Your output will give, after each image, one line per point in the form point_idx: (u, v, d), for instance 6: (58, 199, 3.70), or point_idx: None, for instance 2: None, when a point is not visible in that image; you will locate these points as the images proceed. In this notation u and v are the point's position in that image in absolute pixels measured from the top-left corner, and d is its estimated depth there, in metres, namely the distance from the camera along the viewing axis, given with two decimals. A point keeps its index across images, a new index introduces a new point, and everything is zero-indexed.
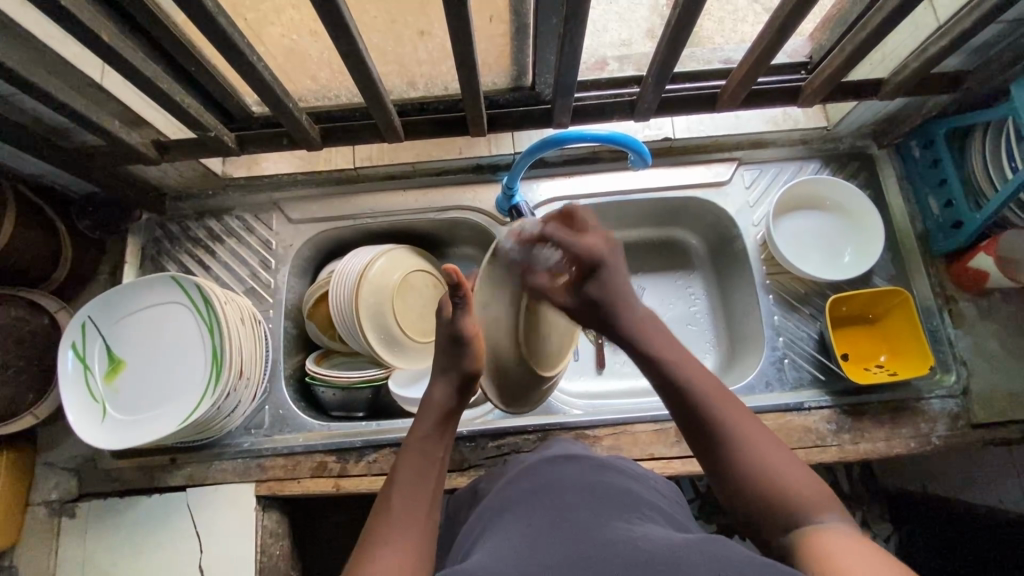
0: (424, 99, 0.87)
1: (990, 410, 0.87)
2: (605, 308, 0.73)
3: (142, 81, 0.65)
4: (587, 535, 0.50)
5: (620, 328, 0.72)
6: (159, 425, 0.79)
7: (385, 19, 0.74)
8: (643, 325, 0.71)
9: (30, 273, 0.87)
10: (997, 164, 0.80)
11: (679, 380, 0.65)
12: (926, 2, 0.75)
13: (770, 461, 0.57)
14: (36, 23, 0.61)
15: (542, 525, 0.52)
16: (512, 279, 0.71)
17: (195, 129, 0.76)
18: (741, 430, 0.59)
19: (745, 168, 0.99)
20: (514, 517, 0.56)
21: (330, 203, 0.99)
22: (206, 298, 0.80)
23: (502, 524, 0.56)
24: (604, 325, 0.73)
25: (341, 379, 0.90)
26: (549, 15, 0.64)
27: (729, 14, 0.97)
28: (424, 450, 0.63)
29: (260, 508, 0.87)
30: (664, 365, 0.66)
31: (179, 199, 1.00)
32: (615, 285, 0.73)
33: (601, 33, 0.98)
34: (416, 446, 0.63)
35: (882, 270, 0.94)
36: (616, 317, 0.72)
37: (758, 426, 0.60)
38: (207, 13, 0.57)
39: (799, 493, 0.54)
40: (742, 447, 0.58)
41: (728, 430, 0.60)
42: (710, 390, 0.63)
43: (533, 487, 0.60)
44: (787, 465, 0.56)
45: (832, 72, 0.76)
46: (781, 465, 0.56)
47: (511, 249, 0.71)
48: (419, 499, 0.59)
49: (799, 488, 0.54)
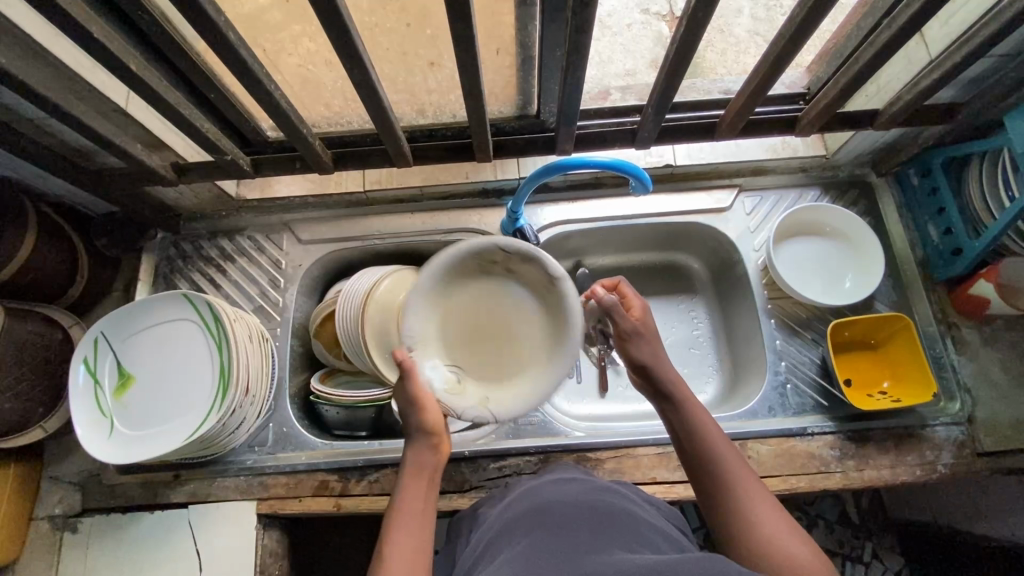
0: (433, 126, 0.89)
1: (997, 439, 0.86)
2: (651, 346, 0.74)
3: (165, 107, 0.68)
4: (583, 560, 0.49)
5: (651, 370, 0.73)
6: (163, 442, 0.80)
7: (396, 51, 0.80)
8: (667, 369, 0.73)
9: (45, 290, 0.90)
10: (995, 193, 0.82)
11: (690, 429, 0.68)
12: (917, 37, 0.78)
13: (762, 518, 0.60)
14: (69, 52, 0.65)
15: (541, 542, 0.53)
16: (496, 279, 0.76)
17: (213, 153, 0.79)
18: (737, 480, 0.63)
19: (746, 195, 1.01)
20: (515, 535, 0.56)
21: (340, 224, 1.02)
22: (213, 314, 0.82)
23: (502, 542, 0.56)
24: (643, 361, 0.73)
25: (346, 399, 0.90)
26: (554, 48, 0.67)
27: (731, 46, 1.06)
28: (420, 499, 0.65)
29: (261, 526, 0.87)
30: (677, 407, 0.70)
31: (194, 220, 1.02)
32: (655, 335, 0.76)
33: (608, 64, 1.06)
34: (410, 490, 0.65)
35: (884, 296, 0.95)
36: (659, 355, 0.74)
37: (763, 492, 0.62)
38: (229, 47, 0.60)
39: (795, 553, 0.56)
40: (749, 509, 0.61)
41: (724, 477, 0.64)
42: (724, 454, 0.65)
43: (534, 508, 0.61)
44: (781, 524, 0.59)
45: (828, 104, 0.78)
46: (769, 515, 0.60)
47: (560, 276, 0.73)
48: (413, 545, 0.60)
49: (795, 549, 0.57)
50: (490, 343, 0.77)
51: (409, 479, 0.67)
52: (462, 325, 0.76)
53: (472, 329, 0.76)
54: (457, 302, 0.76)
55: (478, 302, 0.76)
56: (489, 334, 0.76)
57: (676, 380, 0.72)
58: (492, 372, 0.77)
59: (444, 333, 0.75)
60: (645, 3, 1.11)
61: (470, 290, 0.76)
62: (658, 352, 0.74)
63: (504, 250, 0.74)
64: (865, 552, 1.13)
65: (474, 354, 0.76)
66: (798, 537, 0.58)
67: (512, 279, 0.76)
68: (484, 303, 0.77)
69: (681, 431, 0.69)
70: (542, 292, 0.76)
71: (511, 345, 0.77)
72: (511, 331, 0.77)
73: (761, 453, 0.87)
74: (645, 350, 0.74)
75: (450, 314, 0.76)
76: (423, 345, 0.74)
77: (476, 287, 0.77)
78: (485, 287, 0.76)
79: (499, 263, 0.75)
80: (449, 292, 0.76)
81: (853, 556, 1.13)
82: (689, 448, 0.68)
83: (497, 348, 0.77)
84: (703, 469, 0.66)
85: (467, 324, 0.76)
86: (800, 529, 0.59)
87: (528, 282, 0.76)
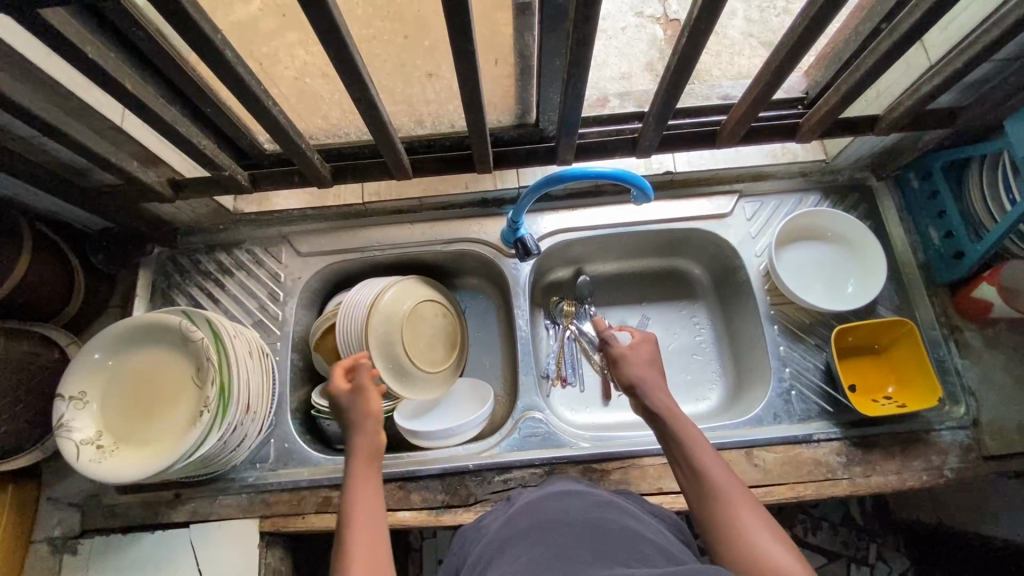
0: (431, 137, 0.87)
1: (1002, 442, 0.86)
2: (634, 369, 0.79)
3: (161, 124, 0.67)
4: None
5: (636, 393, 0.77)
6: (127, 468, 0.73)
7: (394, 63, 0.80)
8: (659, 392, 0.76)
9: (42, 309, 0.88)
10: (995, 196, 0.82)
11: (680, 445, 0.70)
12: (916, 43, 0.78)
13: (749, 532, 0.60)
14: (62, 70, 0.64)
15: (541, 560, 0.52)
16: (151, 339, 0.81)
17: (210, 168, 0.78)
18: (727, 493, 0.64)
19: (746, 201, 1.01)
20: (515, 549, 0.56)
21: (339, 235, 1.01)
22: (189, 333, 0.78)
23: (502, 557, 0.56)
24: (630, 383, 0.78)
25: (348, 414, 0.90)
26: (554, 59, 0.66)
27: (726, 48, 1.06)
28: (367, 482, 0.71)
29: (263, 545, 0.86)
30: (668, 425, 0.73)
31: (191, 234, 1.02)
32: (643, 363, 0.80)
33: (603, 67, 1.05)
34: (358, 502, 0.68)
35: (887, 300, 0.95)
36: (645, 380, 0.78)
37: (751, 506, 0.63)
38: (228, 65, 0.59)
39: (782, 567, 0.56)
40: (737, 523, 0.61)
41: (714, 491, 0.65)
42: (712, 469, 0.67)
43: (533, 523, 0.60)
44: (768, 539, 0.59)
45: (829, 111, 0.77)
46: (757, 525, 0.61)
47: (137, 327, 0.80)
48: (371, 528, 0.65)
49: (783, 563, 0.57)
50: (171, 398, 0.80)
51: (358, 466, 0.72)
52: (129, 404, 0.79)
53: (125, 402, 0.79)
54: (160, 361, 0.81)
55: (148, 371, 0.81)
56: (165, 394, 0.80)
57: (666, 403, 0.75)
58: (183, 416, 0.78)
59: (139, 402, 0.79)
60: (639, 7, 1.11)
61: (98, 376, 0.79)
62: (648, 375, 0.78)
63: (134, 321, 0.80)
64: (870, 553, 1.15)
65: (132, 418, 0.78)
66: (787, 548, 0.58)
67: (153, 337, 0.81)
68: (120, 383, 0.80)
69: (673, 449, 0.71)
70: (165, 337, 0.81)
71: (174, 390, 0.80)
72: (171, 379, 0.80)
73: (767, 460, 0.86)
74: (634, 375, 0.78)
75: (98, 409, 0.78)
76: (89, 445, 0.75)
77: (131, 362, 0.80)
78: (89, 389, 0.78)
79: (155, 329, 0.81)
80: (122, 369, 0.80)
81: (856, 558, 1.15)
82: (682, 465, 0.69)
83: (157, 413, 0.79)
84: (693, 484, 0.67)
85: (128, 405, 0.79)
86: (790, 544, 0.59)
87: (128, 344, 0.80)
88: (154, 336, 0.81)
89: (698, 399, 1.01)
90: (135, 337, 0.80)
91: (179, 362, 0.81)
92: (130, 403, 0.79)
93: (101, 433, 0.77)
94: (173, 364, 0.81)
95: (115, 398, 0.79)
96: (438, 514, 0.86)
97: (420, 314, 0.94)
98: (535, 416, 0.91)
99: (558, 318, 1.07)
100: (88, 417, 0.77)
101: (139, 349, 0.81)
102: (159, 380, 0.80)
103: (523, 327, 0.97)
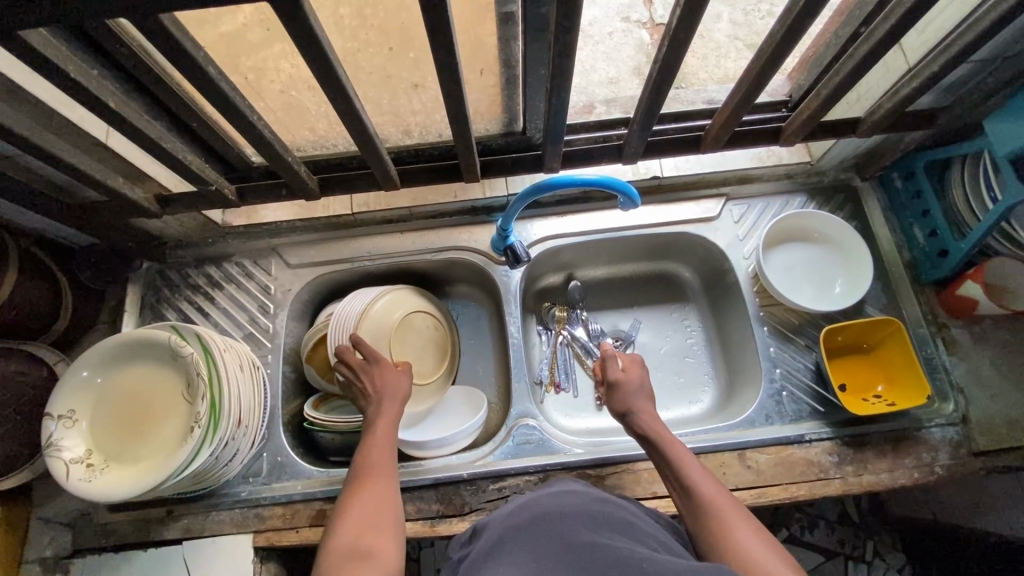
0: (419, 146, 0.88)
1: (992, 438, 0.87)
2: (621, 394, 0.81)
3: (146, 141, 0.67)
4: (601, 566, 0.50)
5: (628, 413, 0.80)
6: (118, 487, 0.73)
7: (379, 75, 0.79)
8: (649, 419, 0.78)
9: (30, 327, 0.88)
10: (976, 195, 0.83)
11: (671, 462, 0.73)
12: (895, 46, 0.79)
13: (743, 540, 0.62)
14: (45, 89, 0.64)
15: (557, 550, 0.52)
16: (138, 355, 0.80)
17: (197, 182, 0.78)
18: (721, 513, 0.65)
19: (733, 203, 1.02)
20: (519, 543, 0.55)
21: (328, 246, 1.01)
22: (176, 348, 0.77)
23: (506, 552, 0.55)
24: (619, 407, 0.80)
25: (341, 424, 0.88)
26: (537, 70, 0.67)
27: (711, 51, 1.07)
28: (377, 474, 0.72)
29: (259, 560, 0.86)
30: (658, 444, 0.75)
31: (179, 247, 1.01)
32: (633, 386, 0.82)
33: (591, 72, 1.06)
34: (359, 496, 0.70)
35: (873, 299, 0.96)
36: (631, 407, 0.80)
37: (742, 514, 0.65)
38: (211, 82, 0.59)
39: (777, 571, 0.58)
40: (730, 531, 0.63)
41: (706, 510, 0.66)
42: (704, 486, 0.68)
43: (534, 516, 0.60)
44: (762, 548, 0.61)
45: (811, 114, 0.78)
46: (751, 539, 0.62)
47: (122, 342, 0.79)
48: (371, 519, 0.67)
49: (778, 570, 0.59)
50: (161, 412, 0.79)
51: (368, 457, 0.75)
52: (118, 420, 0.78)
53: (114, 419, 0.78)
54: (147, 377, 0.80)
55: (135, 387, 0.80)
56: (154, 409, 0.79)
57: (655, 426, 0.77)
58: (173, 431, 0.78)
59: (129, 418, 0.79)
60: (625, 11, 1.12)
61: (86, 393, 0.78)
62: (632, 403, 0.80)
63: (120, 337, 0.79)
64: (867, 550, 1.15)
65: (122, 436, 0.77)
66: (782, 561, 0.60)
67: (139, 352, 0.80)
68: (109, 399, 0.79)
69: (668, 472, 0.73)
70: (153, 352, 0.80)
71: (163, 405, 0.79)
72: (159, 394, 0.80)
73: (760, 462, 0.87)
74: (622, 401, 0.80)
75: (88, 426, 0.77)
76: (79, 463, 0.75)
77: (119, 378, 0.80)
78: (76, 407, 0.77)
79: (141, 344, 0.80)
80: (110, 386, 0.79)
81: (854, 555, 1.15)
82: (676, 486, 0.71)
83: (146, 428, 0.78)
84: (687, 501, 0.69)
85: (116, 422, 0.78)
86: (781, 550, 0.62)
87: (115, 361, 0.80)
88: (140, 352, 0.80)
89: (691, 402, 1.02)
90: (122, 353, 0.80)
91: (166, 376, 0.80)
92: (119, 419, 0.78)
93: (90, 451, 0.76)
94: (161, 378, 0.80)
95: (104, 415, 0.78)
96: (433, 524, 0.85)
97: (411, 325, 0.94)
98: (529, 423, 0.92)
99: (550, 324, 1.07)
100: (77, 434, 0.76)
101: (126, 365, 0.80)
102: (147, 395, 0.80)
103: (515, 334, 0.97)
